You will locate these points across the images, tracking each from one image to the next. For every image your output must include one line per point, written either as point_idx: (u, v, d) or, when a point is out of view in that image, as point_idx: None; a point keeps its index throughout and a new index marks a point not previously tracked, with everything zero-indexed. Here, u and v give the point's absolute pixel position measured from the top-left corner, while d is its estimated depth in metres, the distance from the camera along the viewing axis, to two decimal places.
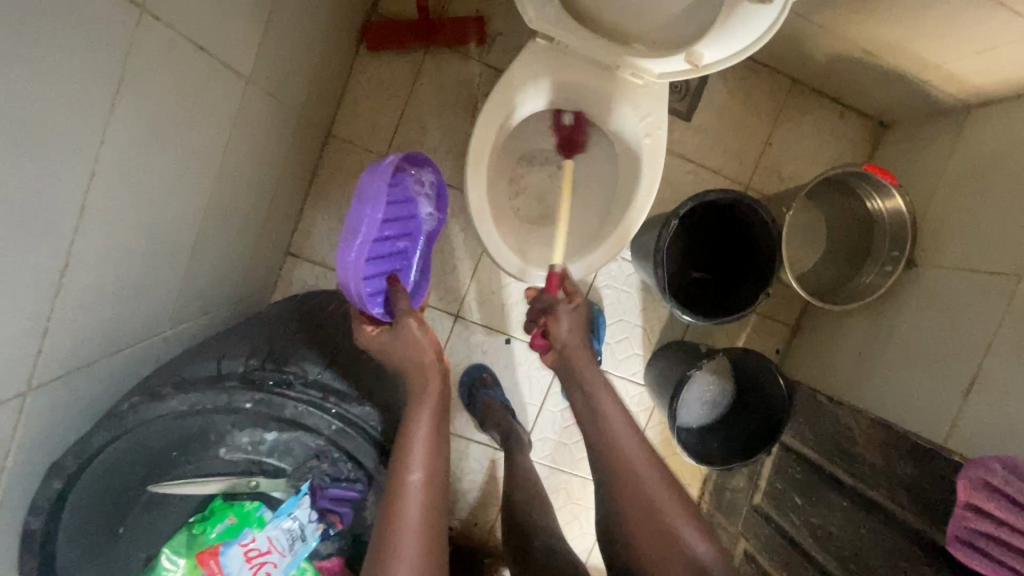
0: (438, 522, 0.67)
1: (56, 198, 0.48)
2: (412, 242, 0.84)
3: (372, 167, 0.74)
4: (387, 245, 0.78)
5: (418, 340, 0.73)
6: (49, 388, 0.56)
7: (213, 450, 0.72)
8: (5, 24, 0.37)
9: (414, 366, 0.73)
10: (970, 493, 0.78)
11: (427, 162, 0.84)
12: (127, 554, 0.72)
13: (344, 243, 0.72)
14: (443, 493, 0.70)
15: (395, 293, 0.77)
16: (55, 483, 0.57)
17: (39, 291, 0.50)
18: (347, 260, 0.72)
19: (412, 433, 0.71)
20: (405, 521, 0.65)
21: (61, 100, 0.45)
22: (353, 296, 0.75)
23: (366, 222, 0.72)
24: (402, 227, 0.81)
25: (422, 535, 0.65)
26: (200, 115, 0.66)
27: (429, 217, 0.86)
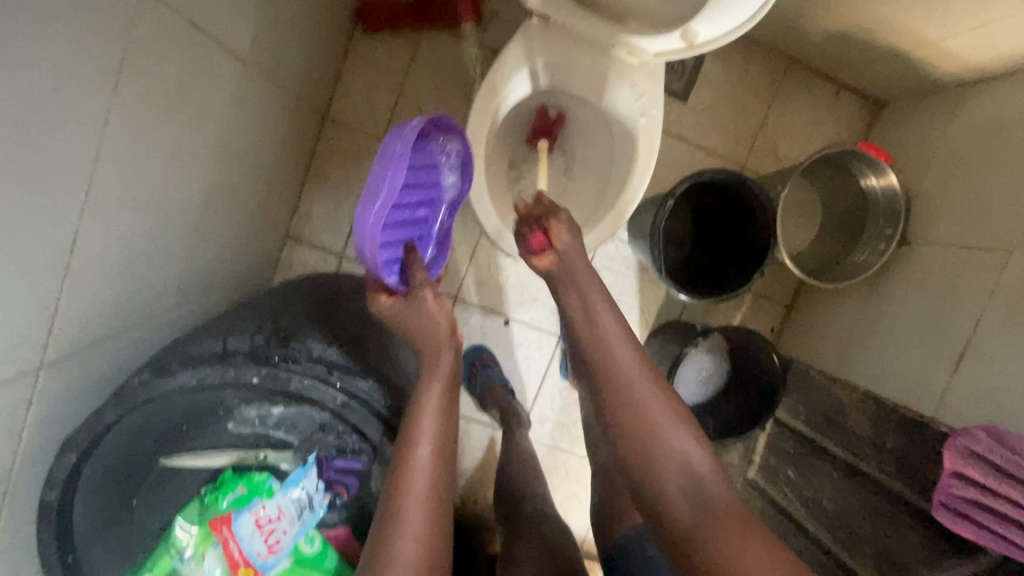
0: (444, 494, 0.68)
1: (64, 176, 0.49)
2: (433, 211, 0.83)
3: (398, 128, 0.72)
4: (407, 211, 0.77)
5: (433, 313, 0.75)
6: (61, 365, 0.57)
7: (222, 425, 0.72)
8: (14, 3, 0.38)
9: (427, 338, 0.75)
10: (956, 461, 0.80)
11: (457, 131, 0.82)
12: (142, 525, 0.73)
13: (363, 207, 0.70)
14: (450, 467, 0.70)
15: (411, 262, 0.78)
16: (70, 457, 0.59)
17: (49, 270, 0.51)
18: (364, 225, 0.71)
19: (422, 405, 0.72)
20: (412, 493, 0.65)
21: (67, 81, 0.46)
22: (367, 262, 0.74)
23: (387, 186, 0.70)
24: (425, 193, 0.80)
25: (428, 508, 0.65)
26: (200, 94, 0.67)
27: (451, 186, 0.86)
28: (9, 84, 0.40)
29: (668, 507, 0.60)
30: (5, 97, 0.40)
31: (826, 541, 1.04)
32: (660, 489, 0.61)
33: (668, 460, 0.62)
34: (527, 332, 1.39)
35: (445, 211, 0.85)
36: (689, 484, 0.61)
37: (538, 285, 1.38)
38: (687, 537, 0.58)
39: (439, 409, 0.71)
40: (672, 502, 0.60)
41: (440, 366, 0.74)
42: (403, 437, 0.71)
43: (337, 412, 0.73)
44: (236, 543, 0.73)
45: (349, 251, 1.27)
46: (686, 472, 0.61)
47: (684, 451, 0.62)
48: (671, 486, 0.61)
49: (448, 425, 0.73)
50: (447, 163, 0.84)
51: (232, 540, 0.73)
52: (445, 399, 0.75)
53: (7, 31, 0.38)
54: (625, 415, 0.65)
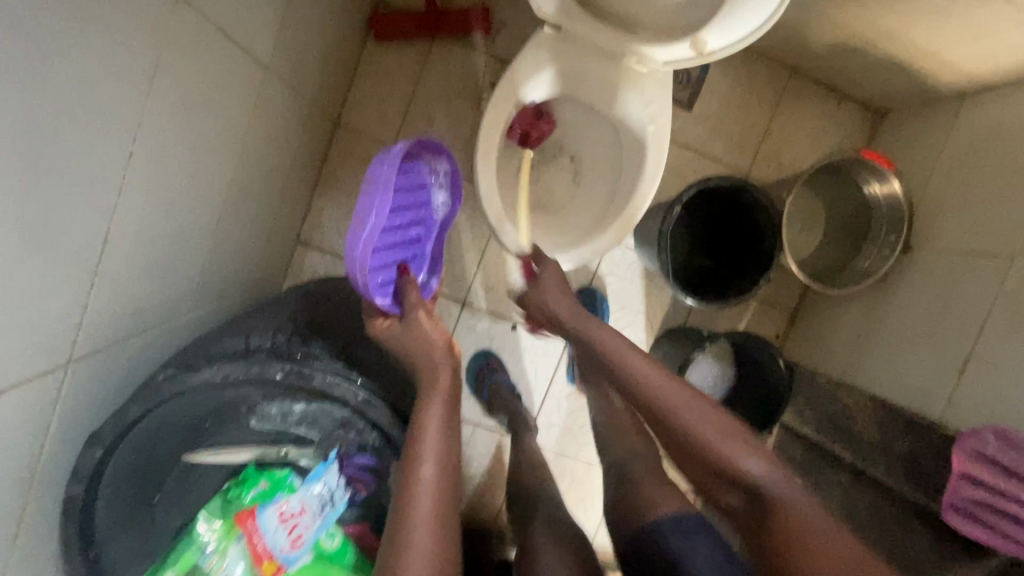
0: (451, 516, 0.65)
1: (99, 175, 0.51)
2: (425, 231, 0.86)
3: (383, 155, 0.74)
4: (396, 233, 0.79)
5: (428, 331, 0.78)
6: (88, 361, 0.58)
7: (244, 421, 0.73)
8: (57, 4, 0.39)
9: (426, 357, 0.77)
10: (965, 464, 0.80)
11: (443, 151, 0.86)
12: (166, 521, 0.74)
13: (353, 233, 0.73)
14: (456, 486, 0.68)
15: (406, 284, 0.81)
16: (95, 453, 0.59)
17: (81, 266, 0.53)
18: (354, 252, 0.73)
19: (424, 424, 0.71)
20: (418, 511, 0.63)
21: (104, 82, 0.47)
22: (359, 286, 0.76)
23: (376, 210, 0.73)
24: (415, 214, 0.83)
25: (437, 526, 0.63)
26: (223, 98, 0.68)
27: (443, 205, 0.88)
28: (46, 80, 0.41)
29: (731, 512, 0.67)
30: (42, 92, 0.41)
31: None
32: (720, 497, 0.68)
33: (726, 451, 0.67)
34: (534, 337, 1.40)
35: (437, 230, 0.88)
36: (746, 488, 0.65)
37: (544, 290, 1.39)
38: (751, 537, 0.64)
39: (440, 428, 0.71)
40: (725, 499, 0.68)
41: (440, 388, 0.74)
42: (406, 457, 0.70)
43: (357, 408, 0.73)
44: (260, 536, 0.75)
45: None
46: (734, 476, 0.66)
47: (733, 460, 0.67)
48: (729, 495, 0.67)
49: (451, 446, 0.72)
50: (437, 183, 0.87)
51: (256, 534, 0.75)
52: (446, 420, 0.74)
53: (47, 28, 0.39)
54: (666, 434, 0.74)
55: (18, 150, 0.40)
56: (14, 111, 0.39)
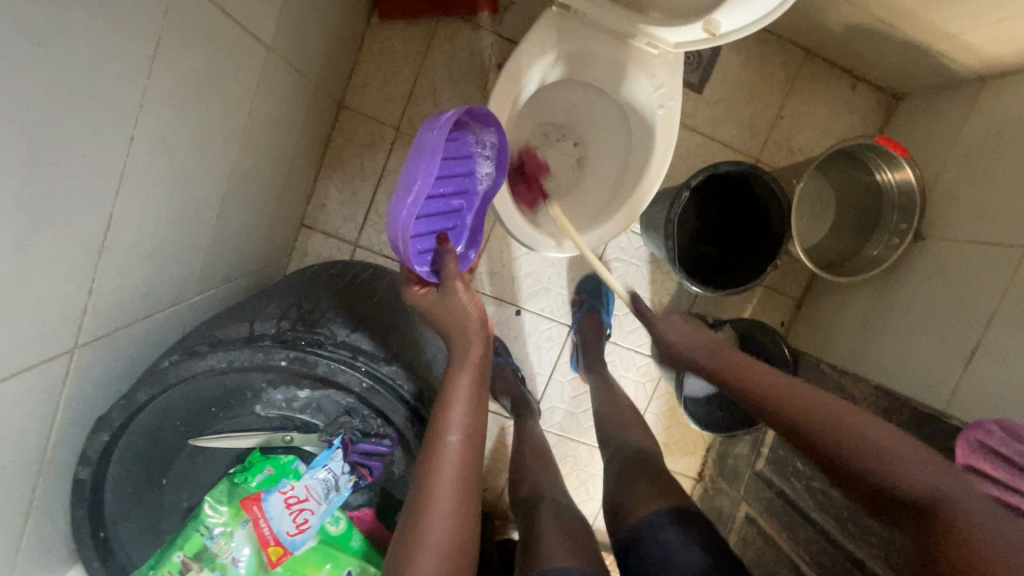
0: (471, 482, 0.68)
1: (102, 160, 0.50)
2: (466, 202, 0.80)
3: (431, 120, 0.71)
4: (440, 202, 0.75)
5: (464, 305, 0.74)
6: (95, 345, 0.59)
7: (249, 407, 0.71)
8: None
9: (458, 327, 0.75)
10: (968, 455, 0.80)
11: (492, 121, 0.78)
12: (171, 502, 0.72)
13: (397, 199, 0.70)
14: (478, 455, 0.71)
15: (444, 252, 0.75)
16: (103, 436, 0.60)
17: (85, 251, 0.52)
18: (398, 217, 0.70)
19: (451, 393, 0.72)
20: (441, 480, 0.66)
21: (104, 68, 0.46)
22: (400, 251, 0.73)
23: (421, 177, 0.69)
24: (459, 184, 0.77)
25: (458, 494, 0.66)
26: (226, 81, 0.67)
27: (486, 177, 0.81)
28: (44, 66, 0.40)
29: None
30: (41, 80, 0.40)
31: (835, 533, 1.05)
32: None
33: (894, 449, 0.62)
34: (538, 321, 1.40)
35: (478, 203, 0.81)
36: None
37: (549, 275, 1.39)
38: None
39: (469, 398, 0.71)
40: None
41: (470, 358, 0.74)
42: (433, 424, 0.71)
43: (362, 395, 0.72)
44: (266, 522, 0.72)
45: (363, 239, 1.27)
46: None
47: None
48: None
49: (477, 414, 0.73)
50: (482, 155, 0.79)
51: (262, 519, 0.72)
52: (476, 388, 0.74)
53: (44, 10, 0.38)
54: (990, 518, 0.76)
55: (18, 136, 0.40)
56: (15, 98, 0.38)
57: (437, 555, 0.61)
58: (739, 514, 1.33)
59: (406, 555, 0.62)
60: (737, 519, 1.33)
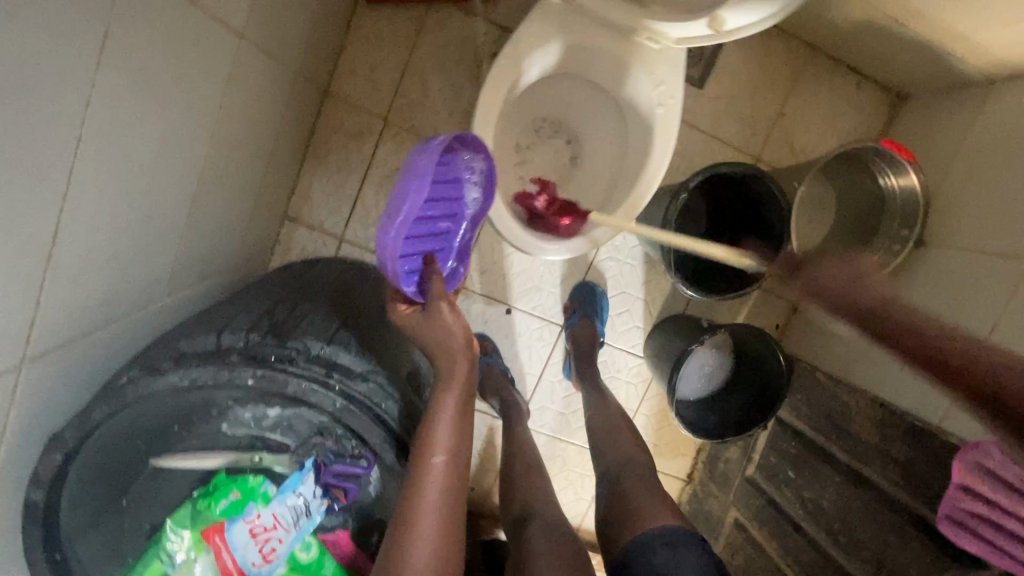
0: (456, 505, 0.65)
1: (47, 163, 0.46)
2: (455, 224, 0.76)
3: (423, 144, 0.69)
4: (429, 224, 0.71)
5: (448, 326, 0.70)
6: (45, 360, 0.54)
7: (215, 425, 0.68)
8: None
9: (442, 349, 0.70)
10: (964, 474, 0.80)
11: (481, 147, 0.75)
12: (135, 524, 0.69)
13: (385, 218, 0.68)
14: (464, 477, 0.67)
15: (431, 273, 0.72)
16: (56, 456, 0.56)
17: (30, 262, 0.48)
18: (387, 236, 0.68)
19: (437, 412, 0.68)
20: (425, 503, 0.63)
21: (47, 65, 0.41)
22: (387, 270, 0.70)
23: (410, 199, 0.66)
24: (448, 207, 0.74)
25: (443, 520, 0.63)
26: (191, 71, 0.62)
27: (474, 202, 0.78)
28: None
29: None
30: None
31: (824, 544, 1.04)
32: None
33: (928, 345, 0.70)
34: (529, 320, 1.36)
35: (465, 226, 0.78)
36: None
37: (541, 274, 1.36)
38: None
39: (455, 418, 0.68)
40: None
41: (457, 377, 0.71)
42: (417, 444, 0.67)
43: (335, 415, 0.66)
44: (229, 552, 0.69)
45: (349, 233, 1.23)
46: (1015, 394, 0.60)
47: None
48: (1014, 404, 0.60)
49: (463, 433, 0.70)
50: (470, 180, 0.76)
51: (224, 549, 0.69)
52: (461, 408, 0.71)
53: None
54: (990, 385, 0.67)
55: None
56: None
57: None
58: (728, 518, 1.32)
59: None
60: (725, 523, 1.32)
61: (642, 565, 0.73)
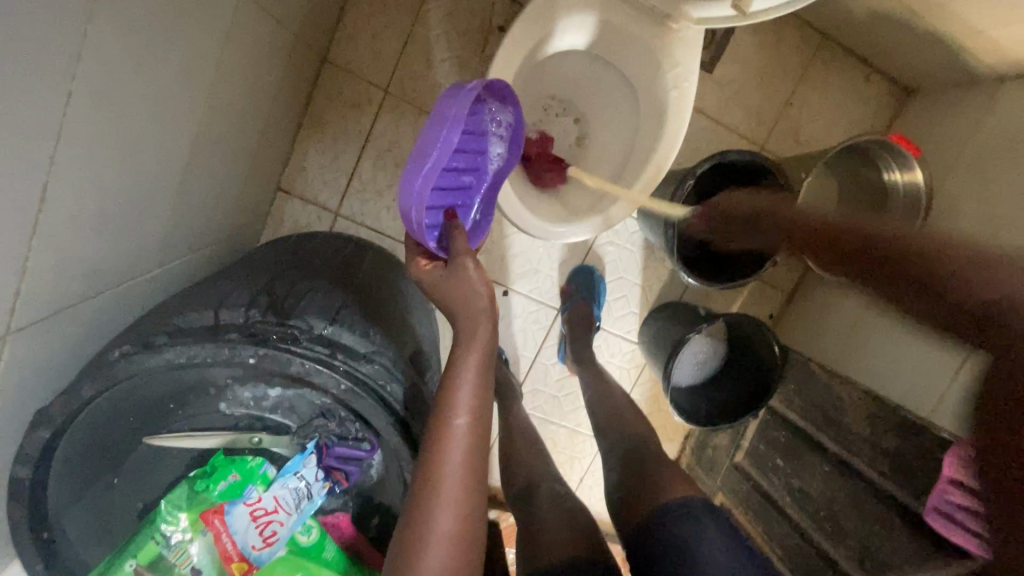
0: (480, 465, 0.64)
1: (34, 122, 0.42)
2: (477, 180, 0.75)
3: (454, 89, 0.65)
4: (454, 177, 0.69)
5: (473, 282, 0.66)
6: (29, 333, 0.51)
7: (213, 404, 0.64)
8: None
9: (464, 314, 0.66)
10: (957, 469, 0.81)
11: (510, 101, 0.74)
12: (124, 502, 0.66)
13: (411, 165, 0.64)
14: (485, 436, 0.66)
15: (454, 228, 0.69)
16: (43, 433, 0.54)
17: (18, 227, 0.45)
18: (411, 186, 0.64)
19: (457, 373, 0.65)
20: (448, 465, 0.61)
21: (39, 14, 0.38)
22: (410, 224, 0.67)
23: (439, 144, 0.63)
24: (472, 161, 0.72)
25: (466, 480, 0.62)
26: (189, 27, 0.58)
27: (498, 157, 0.77)
28: None
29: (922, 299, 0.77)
30: None
31: (810, 531, 1.06)
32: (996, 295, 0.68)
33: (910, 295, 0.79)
34: (526, 303, 1.35)
35: (486, 183, 0.76)
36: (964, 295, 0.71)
37: (540, 257, 1.34)
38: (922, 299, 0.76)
39: (477, 378, 0.66)
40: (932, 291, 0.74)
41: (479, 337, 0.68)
42: (439, 404, 0.65)
43: (339, 397, 0.63)
44: (229, 535, 0.68)
45: (345, 207, 1.19)
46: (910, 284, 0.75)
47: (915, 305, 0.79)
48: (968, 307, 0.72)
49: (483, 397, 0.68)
50: (496, 134, 0.75)
51: (224, 532, 0.68)
52: (481, 370, 0.67)
53: None
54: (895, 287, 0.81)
55: None
56: None
57: (447, 543, 0.59)
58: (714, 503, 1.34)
59: (412, 553, 0.58)
60: None
61: (641, 544, 0.74)
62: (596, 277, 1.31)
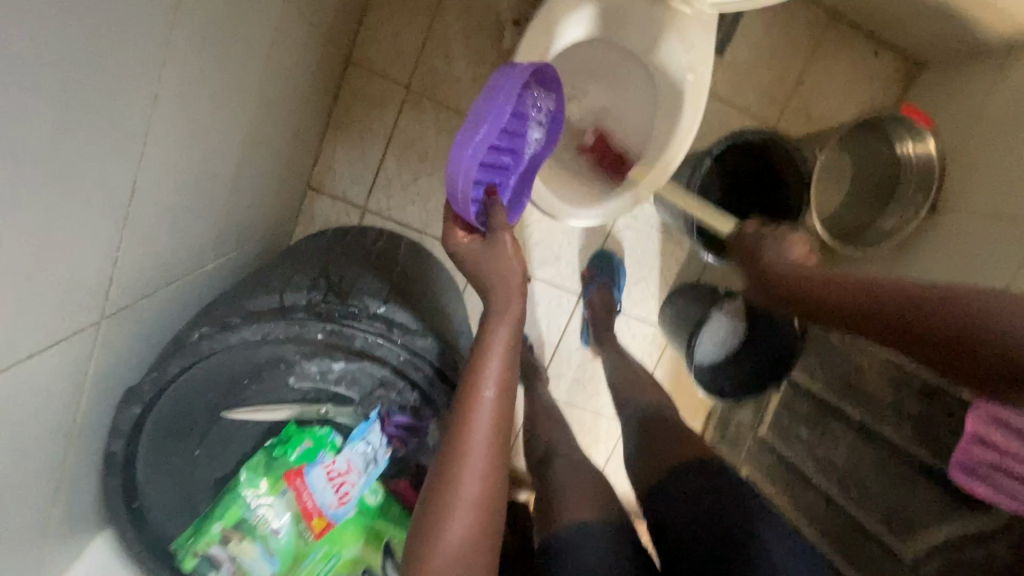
0: (504, 438, 0.66)
1: (129, 122, 0.47)
2: (515, 161, 0.79)
3: (506, 68, 0.70)
4: (496, 154, 0.73)
5: (508, 257, 0.70)
6: (117, 318, 0.56)
7: (284, 379, 0.70)
8: None
9: (496, 289, 0.70)
10: (979, 426, 0.83)
11: (555, 88, 0.79)
12: (203, 473, 0.73)
13: (463, 135, 0.67)
14: (512, 410, 0.68)
15: (493, 204, 0.73)
16: (134, 408, 0.62)
17: (112, 219, 0.50)
18: (462, 157, 0.67)
19: (486, 349, 0.68)
20: (475, 435, 0.63)
21: (138, 27, 0.42)
22: (455, 197, 0.70)
23: (491, 117, 0.67)
24: (513, 141, 0.76)
25: (491, 453, 0.64)
26: (245, 33, 0.62)
27: (536, 142, 0.81)
28: (84, 20, 0.36)
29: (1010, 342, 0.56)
30: (82, 32, 0.36)
31: (837, 497, 1.10)
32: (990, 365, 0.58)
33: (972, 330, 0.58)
34: (548, 289, 1.39)
35: (525, 164, 0.80)
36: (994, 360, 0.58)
37: (560, 243, 1.38)
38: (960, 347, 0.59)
39: (505, 352, 0.68)
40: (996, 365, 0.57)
41: (510, 308, 0.70)
42: (467, 377, 0.67)
43: (398, 367, 0.70)
44: (309, 494, 0.73)
45: (372, 203, 1.24)
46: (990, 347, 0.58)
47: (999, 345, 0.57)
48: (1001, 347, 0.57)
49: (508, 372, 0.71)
50: (537, 119, 0.79)
51: (305, 491, 0.72)
52: (510, 347, 0.70)
53: None
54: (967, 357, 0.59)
55: (60, 100, 0.37)
56: (65, 61, 0.36)
57: (470, 509, 0.61)
58: None
59: (436, 519, 0.61)
60: None
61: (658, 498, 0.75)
62: (616, 261, 1.35)
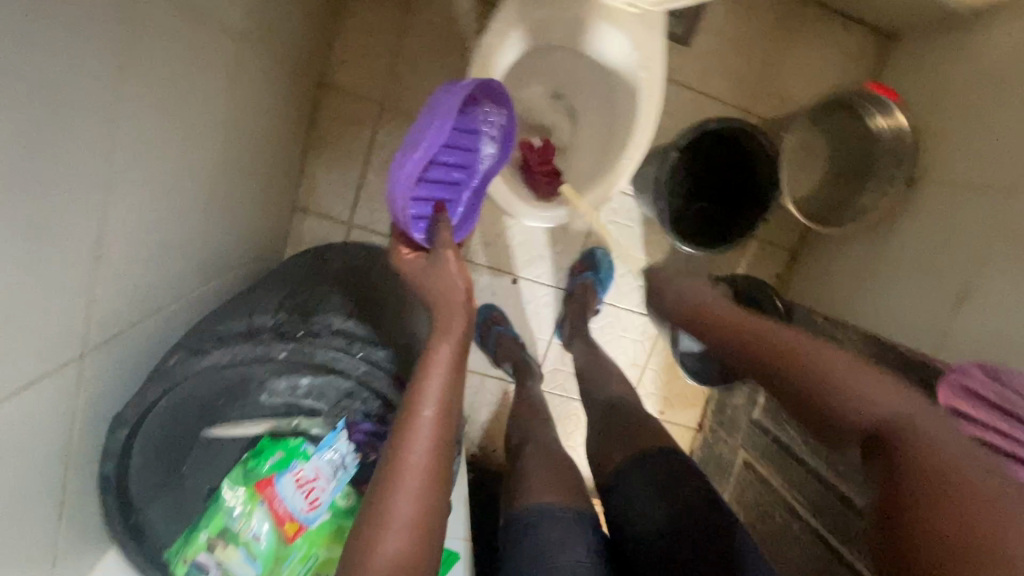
0: (443, 458, 0.67)
1: (92, 175, 0.51)
2: (467, 177, 0.82)
3: (450, 87, 0.75)
4: (442, 170, 0.77)
5: (452, 274, 0.75)
6: (99, 351, 0.62)
7: (256, 396, 0.76)
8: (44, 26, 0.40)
9: (443, 299, 0.75)
10: (951, 397, 0.77)
11: (504, 103, 0.83)
12: (196, 486, 0.80)
13: (403, 153, 0.71)
14: (451, 429, 0.70)
15: (440, 221, 0.78)
16: (122, 433, 0.66)
17: (85, 264, 0.55)
18: (400, 173, 0.71)
19: (428, 367, 0.71)
20: (412, 453, 0.65)
21: (90, 92, 0.47)
22: (398, 214, 0.74)
23: (431, 135, 0.71)
24: (463, 157, 0.80)
25: (428, 472, 0.65)
26: (202, 78, 0.67)
27: (489, 156, 0.84)
28: (38, 95, 0.41)
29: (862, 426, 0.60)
30: (37, 105, 0.41)
31: (827, 475, 1.10)
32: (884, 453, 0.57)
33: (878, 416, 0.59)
34: (535, 288, 1.42)
35: (479, 180, 0.84)
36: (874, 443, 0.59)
37: (544, 242, 1.41)
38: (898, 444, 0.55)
39: (446, 370, 0.71)
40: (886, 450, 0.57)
41: (453, 328, 0.74)
42: (408, 397, 0.70)
43: (359, 378, 0.77)
44: (280, 501, 0.78)
45: (356, 219, 1.28)
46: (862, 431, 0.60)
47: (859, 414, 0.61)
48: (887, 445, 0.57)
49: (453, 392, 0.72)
50: (488, 133, 0.83)
51: (276, 499, 0.78)
52: (452, 367, 0.73)
53: (40, 48, 0.40)
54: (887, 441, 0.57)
55: (24, 166, 0.42)
56: (25, 132, 0.41)
57: (404, 531, 0.61)
58: (738, 461, 1.39)
59: (370, 540, 0.60)
60: (736, 466, 1.38)
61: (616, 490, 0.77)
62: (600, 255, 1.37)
